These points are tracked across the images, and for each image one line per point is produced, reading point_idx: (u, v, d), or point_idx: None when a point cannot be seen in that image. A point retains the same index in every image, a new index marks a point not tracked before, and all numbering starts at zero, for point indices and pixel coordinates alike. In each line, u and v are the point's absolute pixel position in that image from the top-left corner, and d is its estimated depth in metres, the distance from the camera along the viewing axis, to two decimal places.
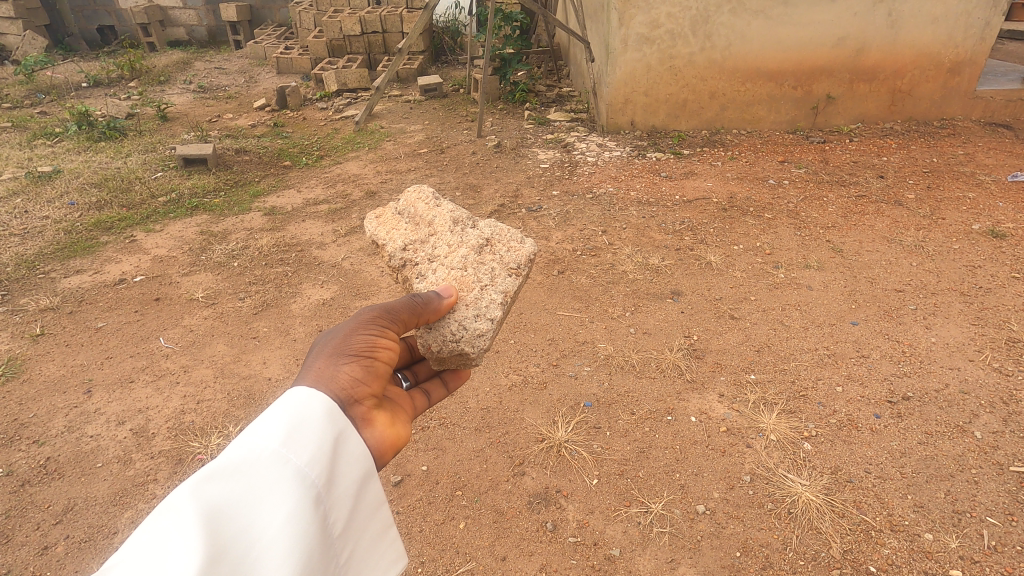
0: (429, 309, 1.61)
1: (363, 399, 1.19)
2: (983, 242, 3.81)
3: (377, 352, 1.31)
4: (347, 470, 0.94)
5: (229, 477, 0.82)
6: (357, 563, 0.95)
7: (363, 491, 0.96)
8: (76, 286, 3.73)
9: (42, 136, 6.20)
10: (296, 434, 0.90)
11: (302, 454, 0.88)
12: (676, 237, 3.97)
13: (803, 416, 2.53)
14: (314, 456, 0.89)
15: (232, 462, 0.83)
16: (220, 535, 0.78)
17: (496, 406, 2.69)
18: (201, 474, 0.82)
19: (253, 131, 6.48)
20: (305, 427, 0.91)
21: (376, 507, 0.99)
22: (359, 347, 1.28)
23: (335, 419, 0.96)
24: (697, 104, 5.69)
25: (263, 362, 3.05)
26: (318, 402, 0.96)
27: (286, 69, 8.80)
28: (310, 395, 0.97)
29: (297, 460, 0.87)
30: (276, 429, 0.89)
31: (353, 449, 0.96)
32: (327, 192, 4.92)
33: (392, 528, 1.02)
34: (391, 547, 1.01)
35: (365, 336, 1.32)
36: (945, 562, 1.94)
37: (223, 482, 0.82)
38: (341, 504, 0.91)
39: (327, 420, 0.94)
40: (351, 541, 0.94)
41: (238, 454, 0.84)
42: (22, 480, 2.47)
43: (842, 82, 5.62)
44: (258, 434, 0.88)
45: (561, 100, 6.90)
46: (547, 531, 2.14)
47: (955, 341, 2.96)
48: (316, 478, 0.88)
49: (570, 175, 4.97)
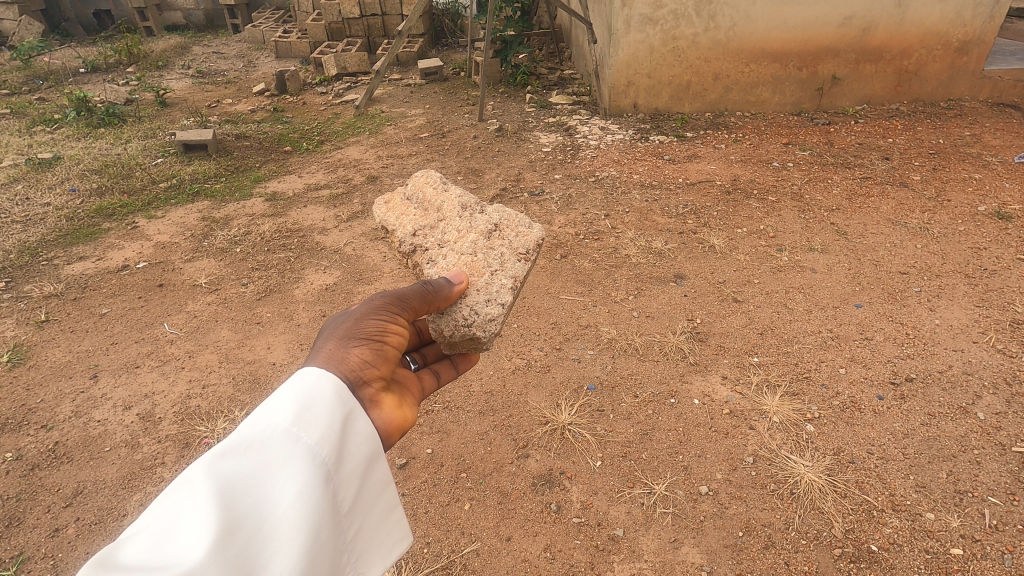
0: (440, 296, 1.61)
1: (371, 381, 1.19)
2: (988, 223, 3.78)
3: (387, 335, 1.31)
4: (356, 450, 0.94)
5: (242, 453, 0.83)
6: (365, 542, 0.96)
7: (370, 471, 0.96)
8: (80, 272, 3.74)
9: (41, 123, 6.17)
10: (307, 412, 0.90)
11: (312, 433, 0.88)
12: (679, 220, 3.95)
13: (805, 398, 2.54)
14: (324, 435, 0.89)
15: (245, 439, 0.84)
16: (233, 510, 0.79)
17: (499, 390, 2.70)
18: (213, 450, 0.83)
19: (253, 116, 6.44)
20: (315, 406, 0.92)
21: (383, 487, 0.99)
22: (369, 331, 1.28)
23: (344, 399, 0.96)
24: (700, 86, 5.63)
25: (267, 347, 3.06)
26: (328, 383, 0.96)
27: (285, 53, 8.72)
28: (321, 376, 0.97)
29: (307, 438, 0.87)
30: (286, 407, 0.89)
31: (361, 429, 0.96)
32: (329, 177, 4.91)
33: (397, 508, 1.01)
34: (396, 526, 1.02)
35: (376, 321, 1.32)
36: (946, 541, 1.95)
37: (236, 458, 0.83)
38: (349, 482, 0.92)
39: (336, 400, 0.95)
40: (358, 518, 0.94)
41: (250, 432, 0.85)
42: (31, 464, 2.50)
43: (848, 62, 5.54)
44: (270, 412, 0.88)
45: (563, 83, 6.84)
46: (551, 512, 2.16)
47: (959, 323, 2.95)
48: (326, 455, 0.88)
49: (572, 158, 4.94)
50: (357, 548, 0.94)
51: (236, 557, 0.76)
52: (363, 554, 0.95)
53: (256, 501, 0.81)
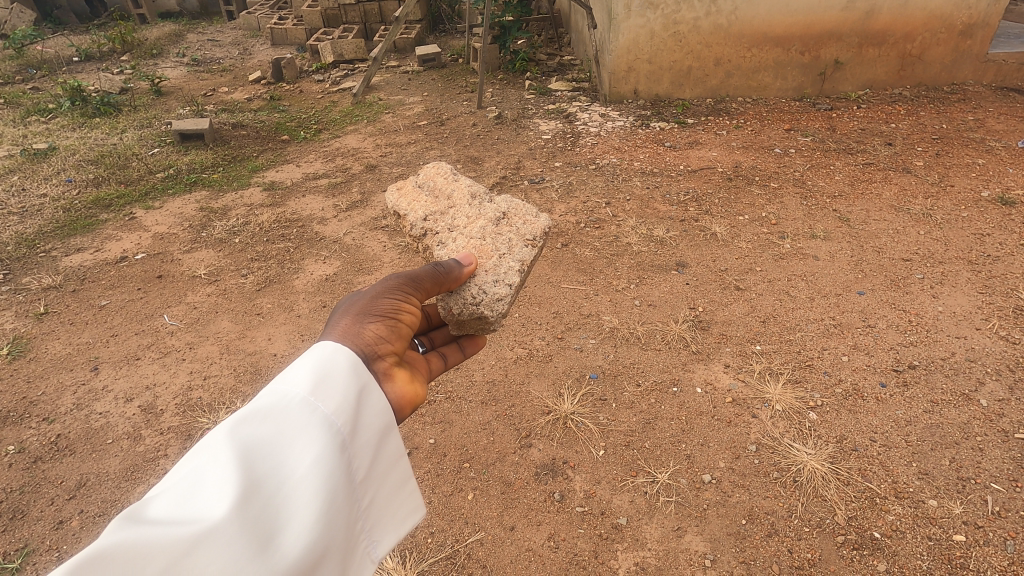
0: (449, 279, 1.60)
1: (384, 355, 1.19)
2: (992, 209, 3.76)
3: (401, 312, 1.31)
4: (371, 421, 0.95)
5: (264, 419, 0.84)
6: (377, 513, 0.96)
7: (383, 443, 0.97)
8: (78, 264, 3.72)
9: (36, 113, 6.11)
10: (324, 383, 0.91)
11: (329, 403, 0.89)
12: (680, 208, 3.93)
13: (809, 386, 2.54)
14: (341, 405, 0.90)
15: (265, 406, 0.85)
16: (254, 472, 0.78)
17: (502, 379, 2.69)
18: (233, 416, 0.83)
19: (250, 104, 6.38)
20: (331, 377, 0.92)
21: (395, 459, 1.00)
22: (382, 308, 1.27)
23: (359, 372, 0.97)
24: (701, 72, 5.57)
25: (268, 338, 3.05)
26: (344, 357, 0.97)
27: (281, 40, 8.61)
28: (336, 349, 0.98)
29: (322, 408, 0.88)
30: (303, 377, 0.90)
31: (373, 402, 0.96)
32: (327, 166, 4.87)
33: (409, 480, 1.02)
34: (408, 498, 1.02)
35: (391, 300, 1.32)
36: (949, 528, 1.96)
37: (256, 424, 0.83)
38: (363, 451, 0.92)
39: (352, 372, 0.95)
40: (371, 489, 0.94)
41: (270, 400, 0.86)
42: (33, 456, 2.49)
43: (851, 46, 5.47)
44: (285, 383, 0.89)
45: (562, 69, 6.78)
46: (555, 501, 2.16)
47: (962, 310, 2.94)
48: (342, 423, 0.89)
49: (573, 146, 4.91)
50: (370, 518, 0.94)
51: (259, 517, 0.75)
52: (376, 524, 0.96)
53: (273, 467, 0.81)
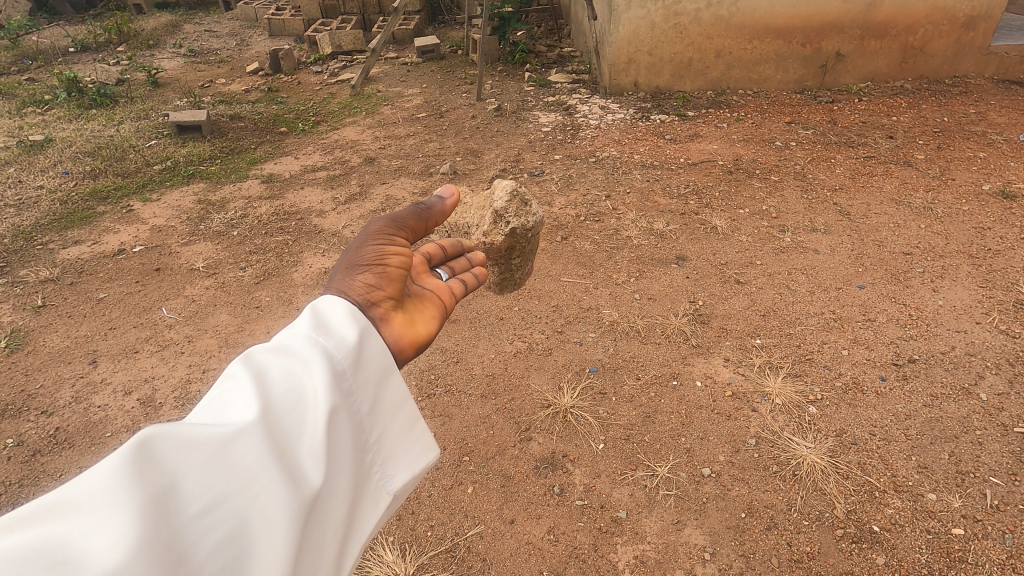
0: (438, 211, 1.48)
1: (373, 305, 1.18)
2: (993, 202, 3.75)
3: (387, 257, 1.29)
4: (373, 360, 0.98)
5: (271, 358, 0.90)
6: (388, 451, 0.97)
7: (388, 384, 0.99)
8: (76, 257, 3.70)
9: (32, 104, 6.06)
10: (325, 327, 0.96)
11: (329, 343, 0.93)
12: (680, 201, 3.91)
13: (808, 379, 2.54)
14: (340, 344, 0.94)
15: (272, 348, 0.91)
16: (267, 395, 0.84)
17: (501, 373, 2.69)
18: (243, 355, 0.90)
19: (247, 96, 6.33)
20: (332, 323, 0.97)
21: (403, 401, 1.01)
22: (368, 256, 1.26)
23: (360, 318, 1.00)
24: (702, 64, 5.54)
25: (267, 331, 3.04)
26: (344, 305, 1.01)
27: (278, 31, 8.54)
28: (336, 301, 1.02)
29: (325, 343, 0.93)
30: (306, 324, 0.96)
31: (377, 342, 0.99)
32: (325, 158, 4.84)
33: (419, 421, 1.02)
34: (420, 439, 1.02)
35: (377, 247, 1.30)
36: (947, 521, 1.96)
37: (264, 360, 0.89)
38: (366, 388, 0.95)
39: (352, 318, 0.99)
40: (380, 426, 0.96)
41: (277, 343, 0.92)
42: (32, 449, 2.49)
43: (853, 38, 5.43)
44: (296, 327, 0.95)
45: (561, 60, 6.74)
46: (555, 495, 2.17)
47: (962, 303, 2.93)
48: (342, 356, 0.93)
49: (572, 138, 4.88)
50: (381, 454, 0.96)
51: (263, 437, 0.80)
52: (387, 461, 0.97)
53: (286, 393, 0.86)
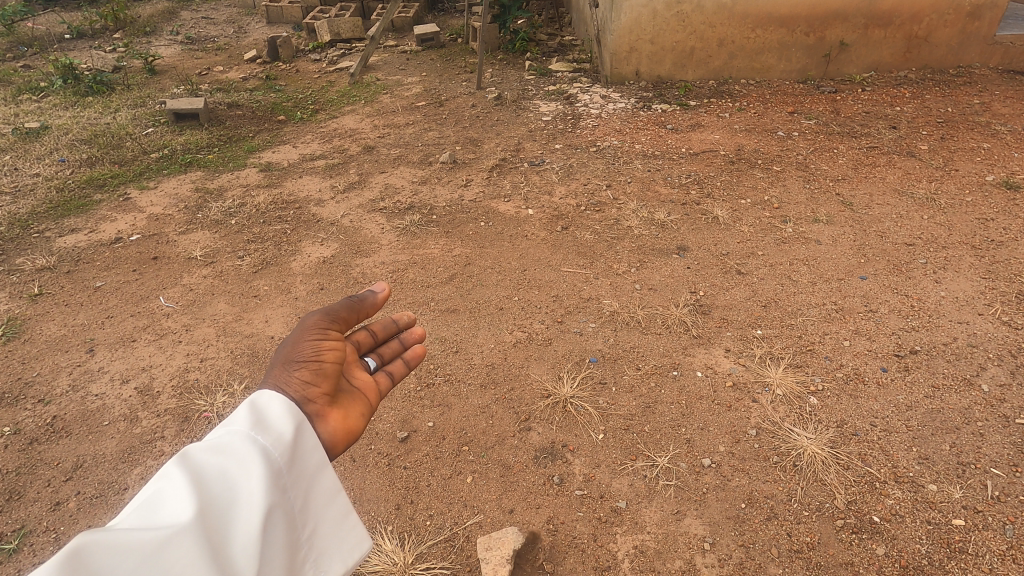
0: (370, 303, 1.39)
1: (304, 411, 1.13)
2: (996, 193, 3.72)
3: (322, 353, 1.24)
4: (309, 455, 1.03)
5: (212, 451, 0.93)
6: (321, 545, 1.00)
7: (322, 478, 1.03)
8: (72, 245, 3.67)
9: (27, 91, 6.00)
10: (263, 422, 1.00)
11: (267, 437, 0.98)
12: (681, 191, 3.88)
13: (809, 370, 2.53)
14: (277, 439, 0.99)
15: (213, 441, 0.94)
16: (205, 491, 0.87)
17: (501, 362, 2.68)
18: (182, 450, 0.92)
19: (245, 84, 6.27)
20: (269, 418, 1.02)
21: (335, 494, 1.04)
22: (304, 350, 1.21)
23: (295, 413, 1.05)
24: (704, 53, 5.48)
25: (265, 320, 3.02)
26: (280, 401, 1.06)
27: (276, 19, 8.45)
28: (272, 397, 1.06)
29: (261, 440, 0.97)
30: (245, 417, 1.00)
31: (311, 437, 1.04)
32: (324, 146, 4.80)
33: (352, 514, 1.06)
34: (353, 531, 1.05)
35: (312, 340, 1.24)
36: (948, 512, 1.96)
37: (206, 454, 0.92)
38: (300, 483, 0.99)
39: (288, 413, 1.04)
40: (313, 520, 1.00)
41: (216, 437, 0.95)
42: (29, 437, 2.47)
43: (857, 28, 5.37)
44: (231, 424, 0.99)
45: (562, 49, 6.67)
46: (554, 485, 2.16)
47: (965, 295, 2.92)
48: (278, 454, 0.97)
49: (573, 128, 4.84)
50: (314, 548, 0.99)
51: (209, 534, 0.83)
52: (320, 558, 0.99)
53: (223, 489, 0.89)
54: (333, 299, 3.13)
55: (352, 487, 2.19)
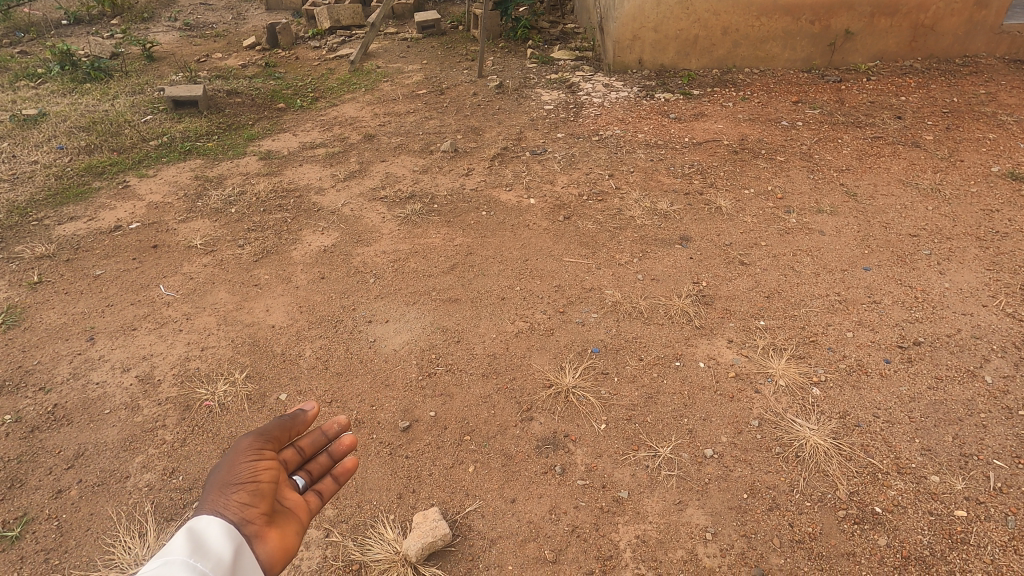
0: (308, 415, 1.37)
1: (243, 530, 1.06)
2: (1002, 184, 3.70)
3: (261, 474, 1.17)
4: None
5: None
6: None
7: None
8: (72, 233, 3.65)
9: (24, 78, 5.94)
10: (201, 547, 0.97)
11: (210, 561, 0.95)
12: (684, 181, 3.86)
13: (812, 361, 2.52)
14: (218, 561, 0.96)
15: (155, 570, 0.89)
16: None
17: (503, 352, 2.67)
18: None
19: (244, 71, 6.21)
20: (206, 541, 0.98)
21: None
22: (241, 472, 1.15)
23: (233, 534, 1.03)
24: (708, 41, 5.42)
25: (266, 309, 3.01)
26: (217, 523, 1.03)
27: (275, 5, 8.36)
28: (210, 519, 1.03)
29: (205, 564, 0.94)
30: (182, 543, 0.96)
31: (248, 555, 1.03)
32: (324, 135, 4.76)
33: None
34: None
35: (247, 462, 1.18)
36: (950, 503, 1.96)
37: None
38: None
39: (226, 534, 1.02)
40: None
41: (154, 567, 0.90)
42: (30, 425, 2.47)
43: (863, 16, 5.30)
44: (168, 552, 0.94)
45: (565, 37, 6.60)
46: (556, 474, 2.16)
47: (969, 286, 2.90)
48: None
49: (575, 117, 4.80)
50: None
51: None
52: None
53: None
54: (334, 289, 3.12)
55: (353, 476, 2.19)
